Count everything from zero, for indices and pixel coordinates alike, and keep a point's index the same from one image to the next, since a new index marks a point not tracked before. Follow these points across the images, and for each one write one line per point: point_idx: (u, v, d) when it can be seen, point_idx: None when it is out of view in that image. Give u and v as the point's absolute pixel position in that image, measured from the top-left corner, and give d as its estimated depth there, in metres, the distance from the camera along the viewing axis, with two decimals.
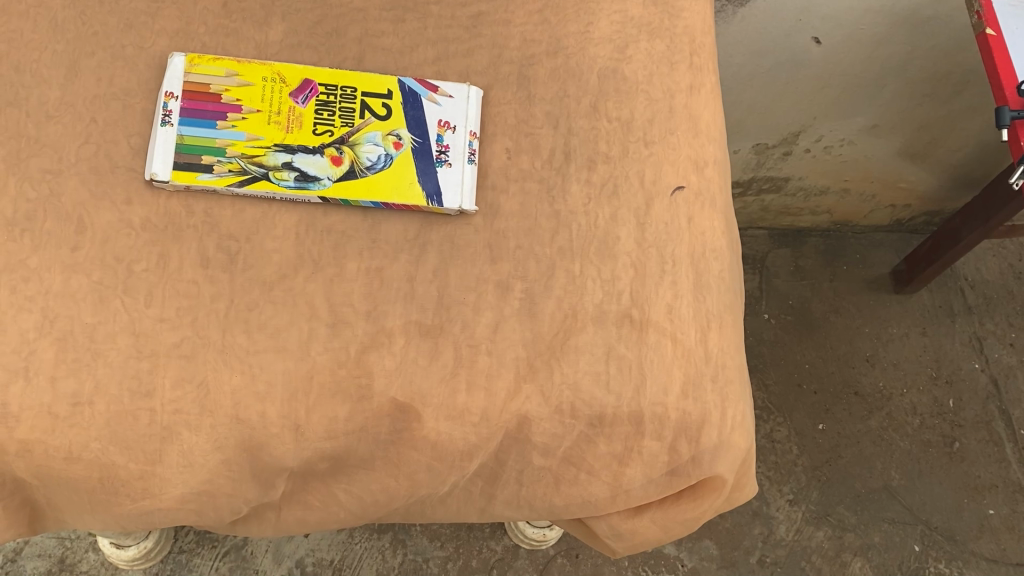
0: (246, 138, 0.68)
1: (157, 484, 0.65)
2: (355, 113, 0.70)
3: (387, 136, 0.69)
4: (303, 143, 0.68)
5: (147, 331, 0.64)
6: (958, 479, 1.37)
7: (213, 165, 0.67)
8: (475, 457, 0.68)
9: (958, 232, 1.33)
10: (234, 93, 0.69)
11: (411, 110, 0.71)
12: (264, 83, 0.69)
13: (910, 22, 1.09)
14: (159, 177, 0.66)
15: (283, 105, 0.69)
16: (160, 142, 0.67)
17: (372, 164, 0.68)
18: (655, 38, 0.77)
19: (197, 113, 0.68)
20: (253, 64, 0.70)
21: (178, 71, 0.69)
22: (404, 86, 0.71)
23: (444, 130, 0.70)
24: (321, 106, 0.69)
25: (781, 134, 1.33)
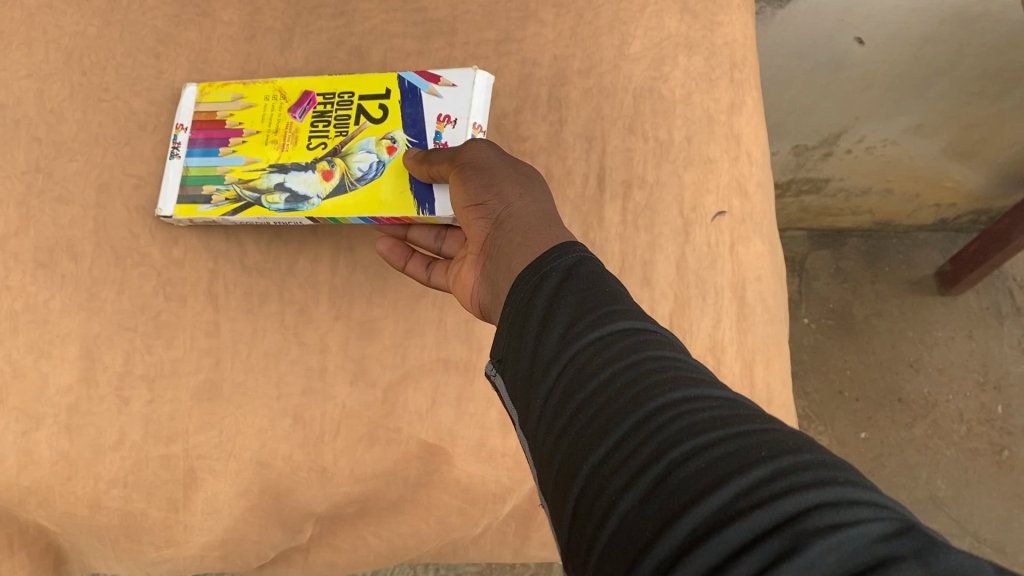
0: (242, 161, 0.61)
1: (180, 532, 0.63)
2: (351, 120, 0.61)
3: (380, 140, 0.60)
4: (297, 160, 0.60)
5: (169, 374, 0.62)
6: (1008, 489, 1.32)
7: (211, 195, 0.61)
8: (509, 500, 0.65)
9: (1007, 234, 1.26)
10: (235, 116, 0.63)
11: (409, 107, 0.61)
12: (264, 102, 0.63)
13: (959, 20, 1.02)
14: (163, 212, 0.62)
15: (280, 122, 0.62)
16: (166, 176, 0.63)
17: (365, 174, 0.59)
18: (693, 53, 0.72)
19: (199, 140, 0.63)
20: (257, 84, 0.64)
21: (189, 100, 0.65)
22: (403, 81, 0.62)
23: (444, 125, 0.60)
24: (317, 117, 0.62)
25: (821, 134, 1.28)
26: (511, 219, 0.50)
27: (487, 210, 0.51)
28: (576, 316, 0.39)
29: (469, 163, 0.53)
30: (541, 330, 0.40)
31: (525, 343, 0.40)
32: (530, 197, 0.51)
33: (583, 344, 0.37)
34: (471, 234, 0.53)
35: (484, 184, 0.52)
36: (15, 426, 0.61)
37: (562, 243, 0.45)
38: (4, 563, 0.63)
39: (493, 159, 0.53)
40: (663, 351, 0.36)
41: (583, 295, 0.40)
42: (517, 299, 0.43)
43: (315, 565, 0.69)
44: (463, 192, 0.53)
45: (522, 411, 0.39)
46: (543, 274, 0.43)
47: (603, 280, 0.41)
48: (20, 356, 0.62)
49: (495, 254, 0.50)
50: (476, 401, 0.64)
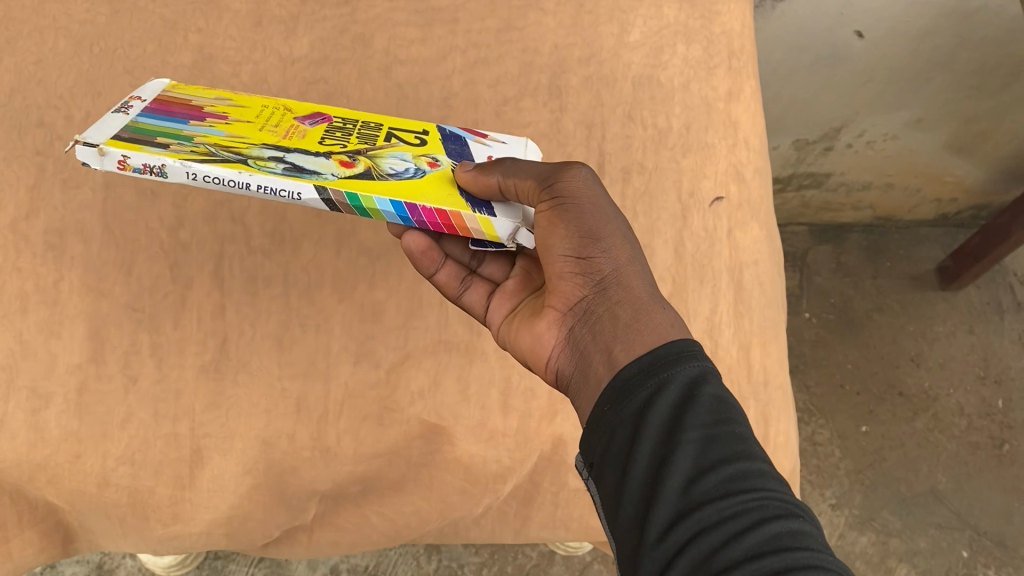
0: (225, 135, 0.52)
1: (188, 509, 0.64)
2: (379, 139, 0.56)
3: (419, 157, 0.55)
4: (304, 148, 0.53)
5: (176, 354, 0.63)
6: (1008, 483, 1.30)
7: (170, 145, 0.50)
8: (509, 480, 0.67)
9: (1008, 228, 1.28)
10: (218, 107, 0.56)
11: (454, 146, 0.58)
12: (262, 106, 0.56)
13: (959, 13, 1.05)
14: (89, 141, 0.49)
15: (284, 119, 0.55)
16: (102, 121, 0.51)
17: (398, 174, 0.53)
18: (692, 42, 0.74)
19: (162, 111, 0.53)
20: (249, 96, 0.58)
21: (151, 85, 0.56)
22: (444, 131, 0.59)
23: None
24: (333, 127, 0.56)
25: (822, 129, 1.28)
26: (621, 290, 0.49)
27: (589, 266, 0.50)
28: (703, 457, 0.40)
29: (572, 205, 0.50)
30: (661, 460, 0.41)
31: (643, 470, 0.41)
32: (633, 255, 0.50)
33: (713, 495, 0.39)
34: (555, 280, 0.51)
35: (593, 239, 0.49)
36: (25, 405, 0.62)
37: (678, 340, 0.45)
38: (14, 540, 0.64)
39: (593, 197, 0.51)
40: (791, 515, 0.38)
41: (707, 432, 0.41)
42: (627, 408, 0.43)
43: (319, 544, 0.71)
44: (557, 234, 0.50)
45: (631, 540, 0.41)
46: (659, 385, 0.43)
47: (726, 411, 0.42)
48: (29, 337, 0.63)
49: (596, 322, 0.49)
50: (477, 383, 0.65)
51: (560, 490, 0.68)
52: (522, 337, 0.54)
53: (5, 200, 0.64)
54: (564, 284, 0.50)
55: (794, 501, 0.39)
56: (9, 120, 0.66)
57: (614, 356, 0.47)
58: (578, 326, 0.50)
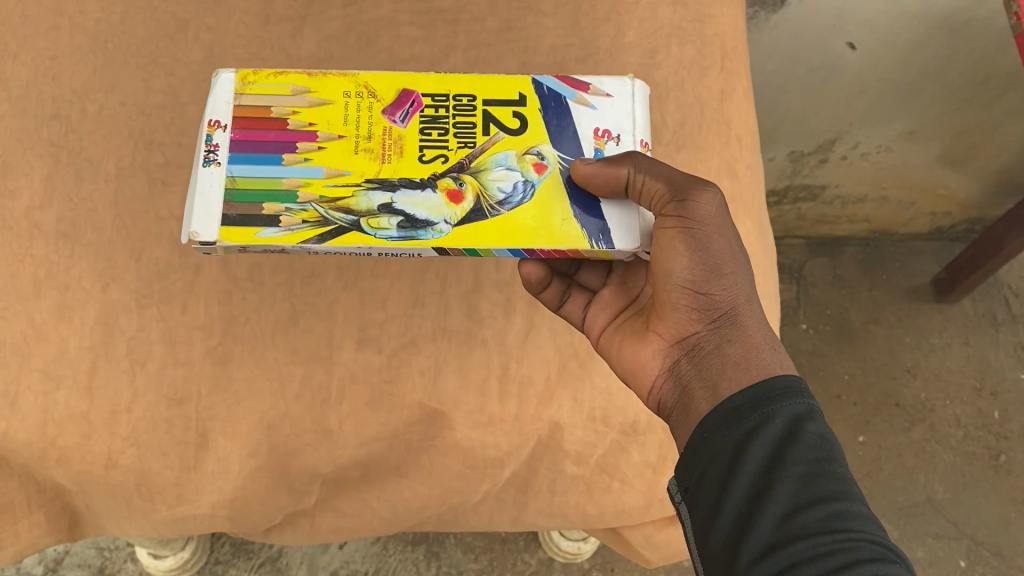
0: (326, 176, 0.56)
1: (192, 490, 0.66)
2: (477, 129, 0.58)
3: (524, 156, 0.58)
4: (407, 177, 0.56)
5: (181, 339, 0.65)
6: (1005, 494, 1.31)
7: (280, 216, 0.55)
8: (508, 465, 0.68)
9: (1001, 240, 1.29)
10: (304, 115, 0.58)
11: (553, 119, 0.59)
12: (346, 100, 0.58)
13: (948, 26, 1.07)
14: (203, 235, 0.54)
15: (375, 125, 0.58)
16: (203, 188, 0.55)
17: (506, 197, 0.56)
18: (686, 43, 0.76)
19: (257, 145, 0.57)
20: (327, 78, 0.59)
21: (228, 92, 0.58)
22: (542, 89, 0.60)
23: (604, 140, 0.59)
24: (426, 121, 0.58)
25: (816, 140, 1.30)
26: (735, 329, 0.51)
27: (707, 302, 0.51)
28: (802, 493, 0.42)
29: (699, 232, 0.50)
30: (759, 492, 0.43)
31: (739, 498, 0.43)
32: (745, 286, 0.52)
33: (810, 531, 0.41)
34: (670, 308, 0.52)
35: (716, 272, 0.51)
36: (35, 387, 0.63)
37: (782, 377, 0.47)
38: (23, 521, 0.66)
39: (719, 223, 0.51)
40: (886, 559, 0.40)
41: (808, 468, 0.43)
42: (727, 439, 0.45)
43: (321, 529, 0.73)
44: (679, 260, 0.50)
45: (719, 563, 0.43)
46: (763, 418, 0.45)
47: (827, 450, 0.44)
48: (42, 321, 0.65)
49: (702, 360, 0.51)
50: (476, 368, 0.66)
51: (556, 476, 0.69)
52: (624, 357, 0.56)
53: (21, 189, 0.67)
54: (679, 314, 0.52)
55: (888, 545, 0.41)
56: (27, 111, 0.69)
57: (721, 392, 0.49)
58: (683, 360, 0.52)
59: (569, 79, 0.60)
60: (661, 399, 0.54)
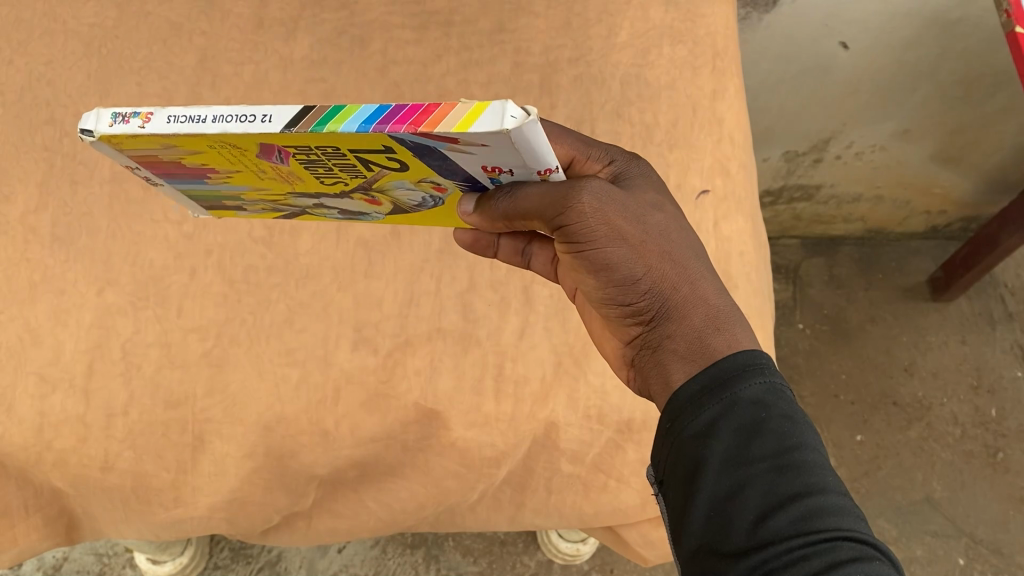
0: (253, 188, 0.51)
1: (188, 493, 0.65)
2: (361, 168, 0.44)
3: (421, 183, 0.47)
4: (323, 193, 0.50)
5: (178, 342, 0.65)
6: (1003, 491, 1.30)
7: (242, 207, 0.57)
8: (504, 465, 0.67)
9: (996, 237, 1.28)
10: (190, 159, 0.45)
11: (434, 162, 0.42)
12: (214, 151, 0.43)
13: (939, 25, 1.07)
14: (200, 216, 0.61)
15: (261, 168, 0.45)
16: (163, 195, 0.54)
17: (418, 202, 0.52)
18: (678, 43, 0.76)
19: (169, 173, 0.49)
20: (173, 137, 0.41)
21: (101, 148, 0.44)
22: (404, 142, 0.39)
23: (496, 172, 0.45)
24: (306, 164, 0.44)
25: (811, 140, 1.31)
26: (672, 325, 0.47)
27: (635, 307, 0.48)
28: (772, 489, 0.39)
29: (591, 251, 0.46)
30: (726, 492, 0.40)
31: (707, 498, 0.40)
32: (673, 271, 0.47)
33: (782, 534, 0.38)
34: (608, 314, 0.50)
35: (630, 283, 0.47)
36: (32, 390, 0.64)
37: (738, 362, 0.43)
38: (19, 525, 0.66)
39: (611, 226, 0.46)
40: (866, 555, 0.37)
41: (776, 461, 0.40)
42: (688, 435, 0.43)
43: (318, 531, 0.73)
44: (590, 279, 0.48)
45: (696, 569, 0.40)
46: (724, 406, 0.42)
47: (792, 436, 0.41)
48: (38, 324, 0.65)
49: (647, 364, 0.49)
50: (472, 368, 0.67)
51: (553, 475, 0.69)
52: (596, 333, 0.56)
53: (17, 194, 0.68)
54: (617, 317, 0.49)
55: (869, 536, 0.38)
56: (23, 117, 0.70)
57: (672, 384, 0.46)
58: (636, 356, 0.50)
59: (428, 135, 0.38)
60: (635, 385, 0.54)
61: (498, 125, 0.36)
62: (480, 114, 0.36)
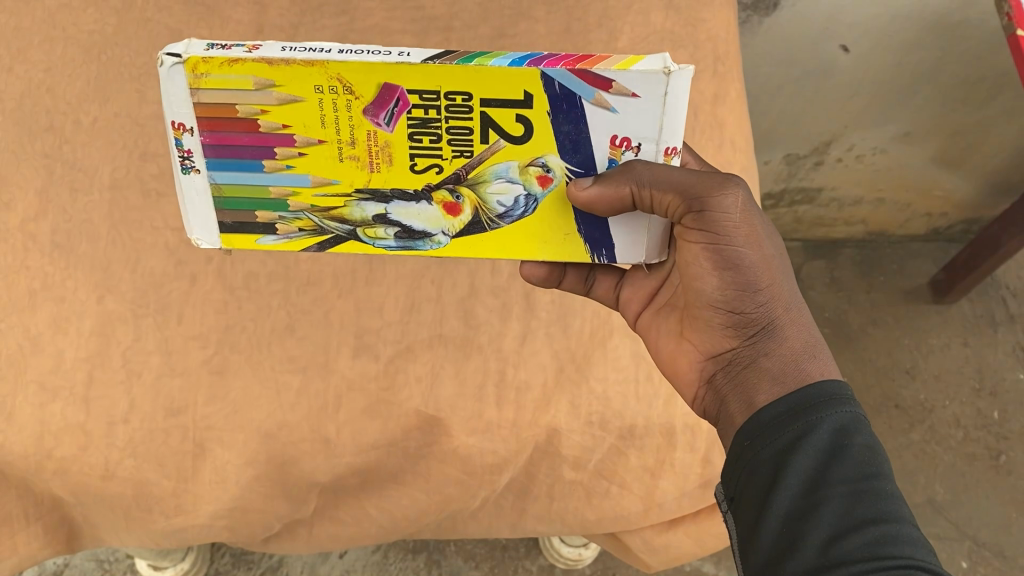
0: (313, 183, 0.52)
1: (190, 500, 0.65)
2: (475, 137, 0.51)
3: (527, 168, 0.52)
4: (400, 186, 0.52)
5: (178, 349, 0.65)
6: (1006, 494, 1.29)
7: (275, 223, 0.54)
8: (506, 471, 0.67)
9: (998, 239, 1.28)
10: (276, 116, 0.50)
11: (565, 124, 0.50)
12: (319, 97, 0.49)
13: (940, 27, 1.07)
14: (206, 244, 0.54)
15: (357, 130, 0.50)
16: (188, 195, 0.52)
17: (506, 209, 0.53)
18: (678, 47, 0.76)
19: (229, 149, 0.51)
20: (289, 66, 0.48)
21: (179, 87, 0.48)
22: (552, 87, 0.49)
23: (621, 150, 0.51)
24: (414, 125, 0.50)
25: (812, 143, 1.30)
26: (772, 342, 0.51)
27: (742, 318, 0.51)
28: (848, 513, 0.42)
29: (726, 246, 0.50)
30: (804, 508, 0.42)
31: (783, 514, 0.43)
32: (787, 294, 0.51)
33: (855, 555, 0.40)
34: (704, 321, 0.53)
35: (751, 289, 0.51)
36: (32, 399, 0.63)
37: (828, 386, 0.46)
38: (19, 533, 0.66)
39: (749, 231, 0.50)
40: None
41: (854, 487, 0.42)
42: (768, 450, 0.45)
43: (319, 538, 0.72)
44: (708, 278, 0.51)
45: None
46: (807, 427, 0.45)
47: (875, 464, 0.43)
48: (38, 332, 0.65)
49: (737, 374, 0.51)
50: (473, 374, 0.67)
51: (555, 482, 0.69)
52: (664, 353, 0.58)
53: (17, 201, 0.68)
54: (715, 329, 0.53)
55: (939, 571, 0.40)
56: (23, 123, 0.70)
57: (757, 404, 0.48)
58: (718, 374, 0.53)
59: (587, 73, 0.49)
60: (703, 409, 0.55)
61: (659, 65, 0.49)
62: (641, 61, 0.49)
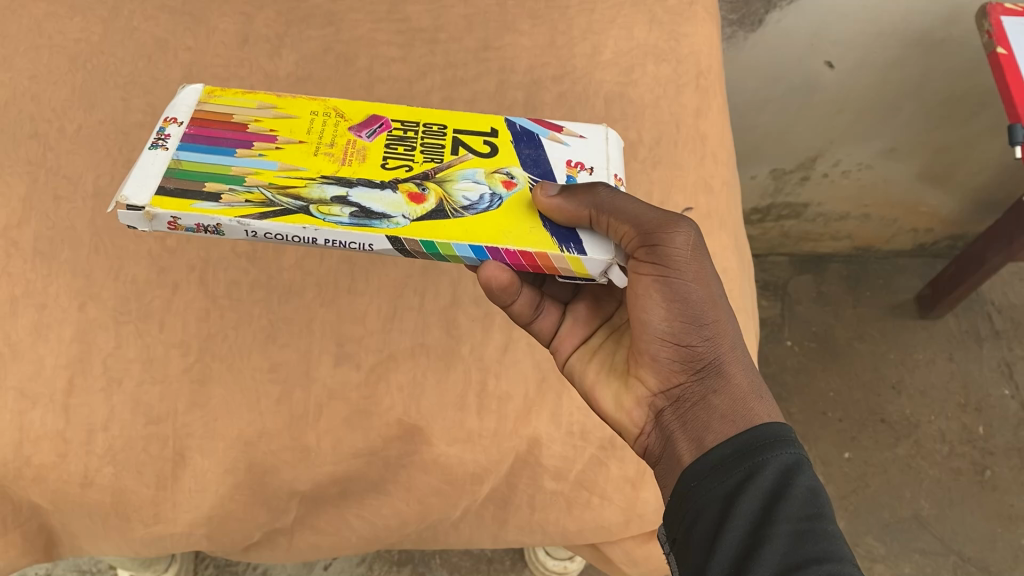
0: (279, 168, 0.55)
1: (169, 508, 0.65)
2: (446, 150, 0.59)
3: (493, 173, 0.57)
4: (368, 177, 0.55)
5: (159, 357, 0.65)
6: (991, 508, 1.30)
7: (220, 195, 0.53)
8: (486, 481, 0.68)
9: (982, 255, 1.28)
10: (268, 124, 0.58)
11: (525, 148, 0.60)
12: (312, 116, 0.59)
13: (923, 44, 1.08)
14: (134, 202, 0.52)
15: (340, 137, 0.58)
16: (144, 163, 0.54)
17: (472, 203, 0.55)
18: (661, 62, 0.77)
19: (210, 140, 0.57)
20: (294, 99, 0.61)
21: (190, 99, 0.59)
22: (514, 126, 0.62)
23: (577, 170, 0.59)
24: (393, 138, 0.59)
25: (798, 158, 1.31)
26: (719, 379, 0.52)
27: (690, 354, 0.52)
28: (792, 552, 0.43)
29: (675, 281, 0.51)
30: (748, 547, 0.44)
31: (729, 554, 0.44)
32: (731, 333, 0.53)
33: None
34: (652, 359, 0.54)
35: (697, 324, 0.52)
36: (11, 405, 0.63)
37: (771, 428, 0.48)
38: None
39: (694, 267, 0.52)
40: None
41: (798, 526, 0.44)
42: (716, 491, 0.47)
43: (299, 548, 0.72)
44: (657, 310, 0.52)
45: None
46: (752, 468, 0.46)
47: (817, 505, 0.45)
48: (18, 338, 0.65)
49: (685, 411, 0.52)
50: (454, 384, 0.67)
51: (535, 492, 0.69)
52: (606, 394, 0.58)
53: None
54: (661, 364, 0.53)
55: None
56: (6, 131, 0.70)
57: (706, 445, 0.50)
58: (666, 410, 0.54)
59: (543, 121, 0.62)
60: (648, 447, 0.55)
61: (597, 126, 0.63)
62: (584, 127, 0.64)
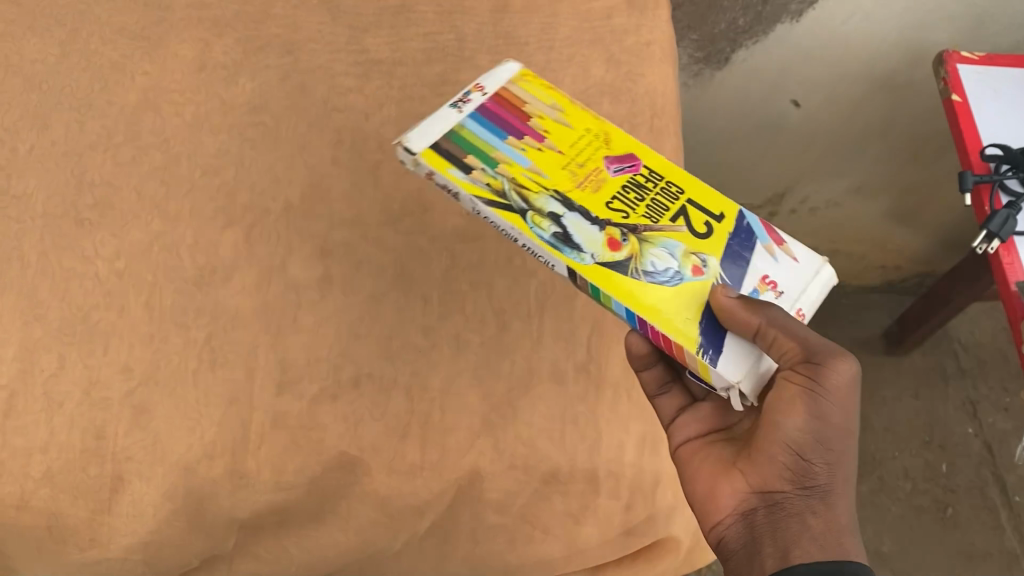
0: (528, 167, 0.59)
1: (105, 533, 0.64)
2: (667, 213, 0.59)
3: (689, 255, 0.57)
4: (586, 207, 0.58)
5: (103, 379, 0.65)
6: (951, 546, 1.31)
7: (471, 167, 0.59)
8: (428, 513, 0.67)
9: (947, 296, 1.29)
10: (550, 125, 0.63)
11: (741, 250, 0.59)
12: (585, 131, 0.63)
13: (886, 87, 1.10)
14: (410, 143, 0.59)
15: (594, 161, 0.61)
16: (434, 119, 0.61)
17: (652, 272, 0.56)
18: (616, 100, 0.78)
19: (501, 117, 0.62)
20: (584, 113, 0.64)
21: (507, 77, 0.65)
22: (742, 222, 0.60)
23: (766, 288, 0.58)
24: (632, 183, 0.60)
25: (765, 194, 1.33)
26: (820, 503, 0.54)
27: (801, 469, 0.54)
28: None
29: (824, 400, 0.53)
30: None
31: None
32: (843, 468, 0.55)
33: None
34: (761, 461, 0.56)
35: (824, 444, 0.54)
36: None
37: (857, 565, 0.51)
38: None
39: (848, 397, 0.54)
40: None
41: None
42: None
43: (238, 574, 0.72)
44: (796, 420, 0.54)
45: None
46: None
47: None
48: None
49: (780, 519, 0.54)
50: (397, 414, 0.67)
51: (477, 527, 0.69)
52: (699, 479, 0.60)
53: None
54: (772, 468, 0.55)
55: None
56: None
57: (792, 558, 0.52)
58: (759, 510, 0.56)
59: (774, 229, 0.61)
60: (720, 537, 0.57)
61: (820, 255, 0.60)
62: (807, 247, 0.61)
